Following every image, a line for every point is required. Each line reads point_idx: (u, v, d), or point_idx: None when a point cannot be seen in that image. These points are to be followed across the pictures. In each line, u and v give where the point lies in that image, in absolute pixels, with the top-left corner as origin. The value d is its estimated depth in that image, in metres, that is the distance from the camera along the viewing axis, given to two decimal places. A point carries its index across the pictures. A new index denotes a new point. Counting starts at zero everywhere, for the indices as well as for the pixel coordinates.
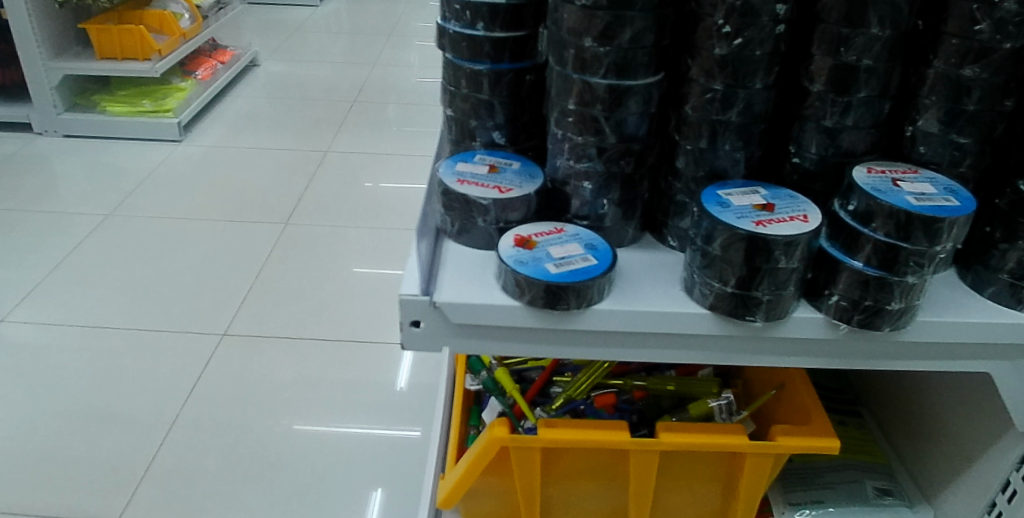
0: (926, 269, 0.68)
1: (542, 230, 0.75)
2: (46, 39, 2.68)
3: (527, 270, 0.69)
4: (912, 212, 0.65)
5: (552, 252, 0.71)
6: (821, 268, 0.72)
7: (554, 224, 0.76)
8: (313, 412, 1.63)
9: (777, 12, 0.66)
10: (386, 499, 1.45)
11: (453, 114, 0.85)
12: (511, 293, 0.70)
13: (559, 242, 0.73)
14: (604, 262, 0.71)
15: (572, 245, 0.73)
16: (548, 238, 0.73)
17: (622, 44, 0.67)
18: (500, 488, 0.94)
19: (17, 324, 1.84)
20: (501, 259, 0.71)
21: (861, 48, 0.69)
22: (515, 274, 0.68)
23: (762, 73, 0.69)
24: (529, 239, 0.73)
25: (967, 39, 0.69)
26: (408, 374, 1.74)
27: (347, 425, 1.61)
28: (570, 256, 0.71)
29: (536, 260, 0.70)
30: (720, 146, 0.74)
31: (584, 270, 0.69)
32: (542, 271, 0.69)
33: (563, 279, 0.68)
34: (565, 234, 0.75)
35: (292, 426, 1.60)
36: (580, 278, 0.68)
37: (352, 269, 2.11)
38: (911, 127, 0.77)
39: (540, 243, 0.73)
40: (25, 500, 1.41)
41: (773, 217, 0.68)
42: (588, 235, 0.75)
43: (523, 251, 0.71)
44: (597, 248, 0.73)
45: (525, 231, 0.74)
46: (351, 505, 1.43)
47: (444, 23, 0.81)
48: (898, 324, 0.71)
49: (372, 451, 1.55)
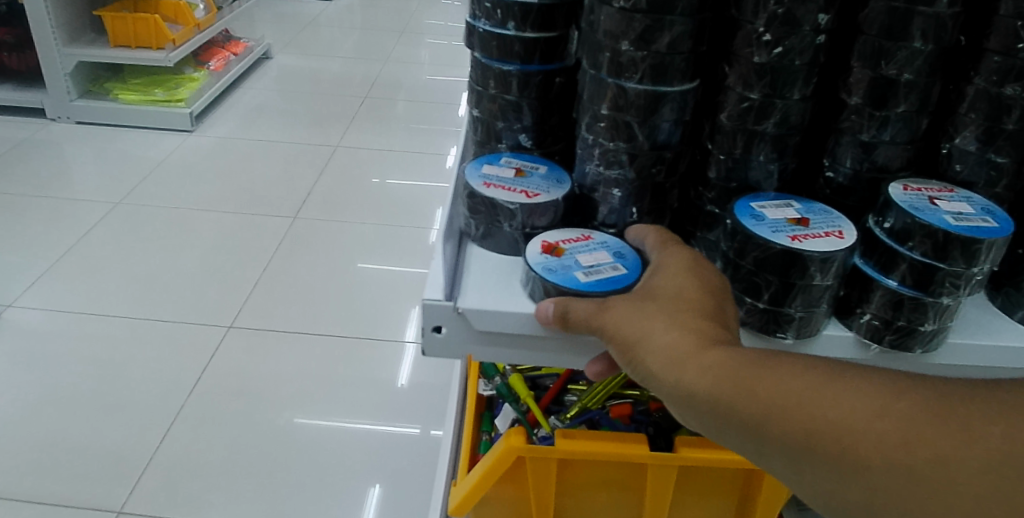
0: (962, 291, 0.66)
1: (573, 235, 0.74)
2: (61, 25, 2.68)
3: (556, 277, 0.67)
4: (951, 232, 0.63)
5: (583, 260, 0.69)
6: (854, 286, 0.70)
7: (581, 231, 0.75)
8: (316, 407, 1.61)
9: (819, 22, 0.64)
10: (385, 497, 1.44)
11: (480, 115, 0.83)
12: (536, 298, 0.68)
13: (587, 250, 0.71)
14: (636, 271, 0.69)
15: (606, 253, 0.71)
16: (578, 246, 0.71)
17: (660, 49, 0.66)
18: (512, 501, 0.91)
19: (24, 310, 1.83)
20: (528, 264, 0.69)
21: (902, 62, 0.67)
22: (543, 282, 0.66)
23: (800, 84, 0.68)
24: (557, 246, 0.72)
25: (1010, 56, 0.67)
26: (409, 372, 1.73)
27: (349, 421, 1.59)
28: (604, 265, 0.69)
29: (567, 267, 0.68)
30: (754, 157, 0.72)
31: (619, 279, 0.67)
32: (572, 279, 0.67)
33: (593, 288, 0.66)
34: (597, 240, 0.73)
35: (293, 420, 1.58)
36: (612, 287, 0.66)
37: (358, 264, 2.09)
38: (948, 144, 0.75)
39: (568, 250, 0.71)
40: (25, 487, 1.40)
41: (808, 232, 0.67)
42: (620, 241, 0.74)
43: (551, 258, 0.70)
44: (626, 256, 0.71)
45: (555, 237, 0.73)
46: (350, 502, 1.42)
47: (473, 21, 0.79)
48: (930, 346, 0.69)
49: (372, 449, 1.53)
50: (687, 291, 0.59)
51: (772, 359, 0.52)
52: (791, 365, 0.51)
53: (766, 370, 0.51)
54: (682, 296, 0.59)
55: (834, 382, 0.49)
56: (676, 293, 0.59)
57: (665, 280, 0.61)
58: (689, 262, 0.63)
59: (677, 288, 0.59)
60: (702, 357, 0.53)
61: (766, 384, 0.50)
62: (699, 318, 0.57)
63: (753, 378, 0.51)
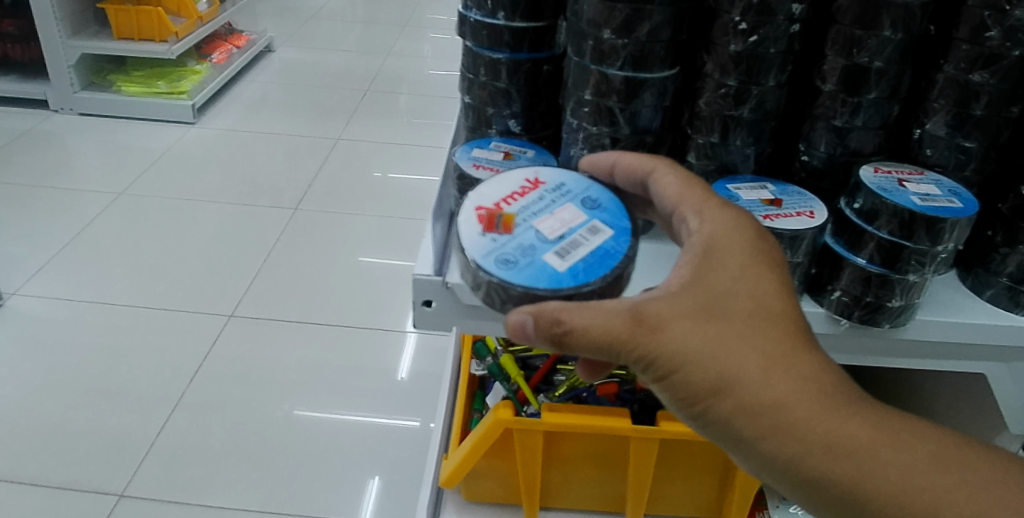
0: (927, 268, 0.69)
1: (516, 188, 0.70)
2: (64, 18, 2.72)
3: (527, 273, 0.62)
4: (916, 211, 0.66)
5: (545, 229, 0.65)
6: (825, 264, 0.74)
7: (525, 184, 0.70)
8: (315, 397, 1.65)
9: (793, 11, 0.67)
10: (383, 487, 1.48)
11: (471, 102, 0.86)
12: (499, 305, 0.63)
13: (539, 213, 0.67)
14: (607, 231, 0.66)
15: (567, 207, 0.68)
16: (530, 212, 0.66)
17: (640, 38, 0.69)
18: (501, 471, 0.96)
19: (28, 299, 1.87)
20: (479, 263, 0.63)
21: (873, 50, 0.70)
22: (510, 287, 0.61)
23: (775, 71, 0.71)
24: (506, 220, 0.66)
25: (977, 45, 0.70)
26: (409, 363, 1.77)
27: (346, 412, 1.62)
28: (574, 226, 0.66)
29: (534, 250, 0.64)
30: (731, 142, 0.75)
31: (602, 246, 0.64)
32: (548, 268, 0.62)
33: (580, 278, 0.61)
34: (549, 191, 0.70)
35: (293, 411, 1.61)
36: (597, 267, 0.62)
37: (359, 256, 2.13)
38: (919, 129, 0.78)
39: (520, 220, 0.66)
40: (30, 470, 1.45)
41: (780, 212, 0.70)
42: (577, 185, 0.71)
43: (509, 244, 0.64)
44: (588, 211, 0.68)
45: (496, 201, 0.69)
46: (349, 488, 1.46)
47: (465, 10, 0.82)
48: (898, 321, 0.72)
49: (369, 439, 1.57)
50: (764, 308, 0.57)
51: (849, 413, 0.54)
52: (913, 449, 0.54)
53: (889, 454, 0.54)
54: (755, 315, 0.56)
55: (910, 449, 0.54)
56: (753, 312, 0.56)
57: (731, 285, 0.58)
58: (744, 255, 0.59)
59: (755, 307, 0.57)
60: (818, 424, 0.54)
61: (891, 471, 0.53)
62: (794, 357, 0.55)
63: (860, 448, 0.54)
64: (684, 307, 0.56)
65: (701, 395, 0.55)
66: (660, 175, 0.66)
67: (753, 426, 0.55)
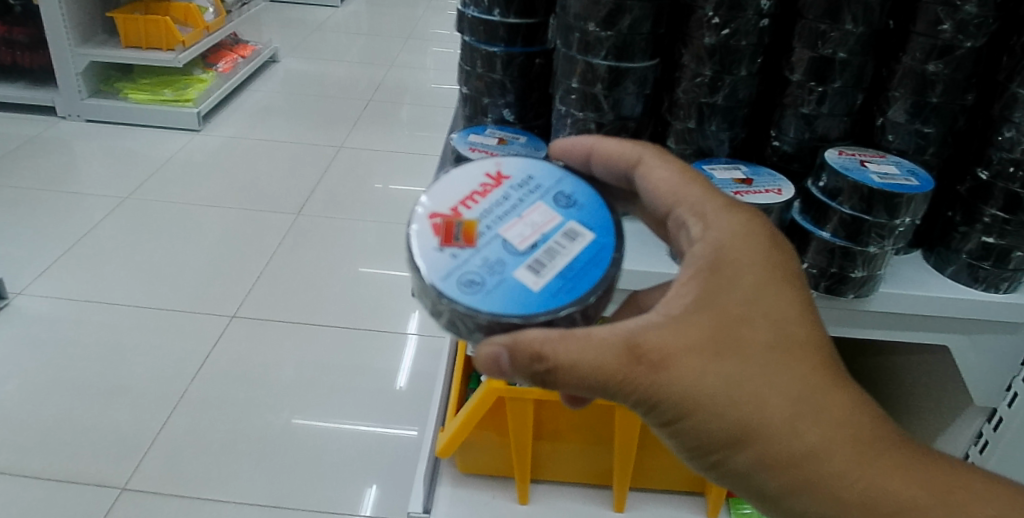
0: (887, 241, 0.77)
1: (477, 189, 0.69)
2: (74, 26, 2.80)
3: (495, 297, 0.61)
4: (874, 187, 0.74)
5: (513, 238, 0.65)
6: (794, 238, 0.83)
7: (489, 182, 0.70)
8: (315, 398, 1.70)
9: (761, 7, 0.76)
10: (379, 495, 1.49)
11: (468, 93, 0.93)
12: (467, 333, 0.62)
13: (504, 220, 0.66)
14: (584, 238, 0.66)
15: (534, 207, 0.68)
16: (494, 219, 0.66)
17: (621, 30, 0.77)
18: (495, 440, 1.04)
19: (35, 298, 1.93)
20: (442, 288, 0.62)
21: (836, 42, 0.78)
22: (477, 314, 0.60)
23: (746, 61, 0.79)
24: (467, 233, 0.65)
25: (932, 37, 0.78)
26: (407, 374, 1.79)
27: (344, 421, 1.65)
28: (545, 231, 0.66)
29: (502, 267, 0.63)
30: (707, 128, 0.83)
31: (577, 252, 0.64)
32: (519, 286, 0.62)
33: (555, 301, 0.61)
34: (514, 188, 0.69)
35: (292, 419, 1.64)
36: (573, 284, 0.62)
37: (358, 268, 2.15)
38: (882, 118, 0.86)
39: (483, 230, 0.65)
40: (34, 463, 1.50)
41: (750, 189, 0.79)
42: (547, 178, 0.71)
43: (474, 261, 0.64)
44: (561, 214, 0.68)
45: (456, 208, 0.68)
46: (345, 483, 1.51)
47: (463, 7, 0.89)
48: (861, 292, 0.81)
49: (365, 442, 1.61)
50: (777, 339, 0.59)
51: (853, 448, 0.59)
52: (911, 478, 0.60)
53: (890, 485, 0.59)
54: (768, 349, 0.58)
55: (904, 475, 0.60)
56: (766, 345, 0.58)
57: (743, 312, 0.59)
58: (753, 275, 0.60)
59: (766, 339, 0.58)
60: (825, 461, 0.58)
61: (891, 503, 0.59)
62: (806, 392, 0.58)
63: (864, 481, 0.59)
64: (693, 340, 0.57)
65: (712, 431, 0.58)
66: (650, 174, 0.69)
67: (762, 462, 0.59)
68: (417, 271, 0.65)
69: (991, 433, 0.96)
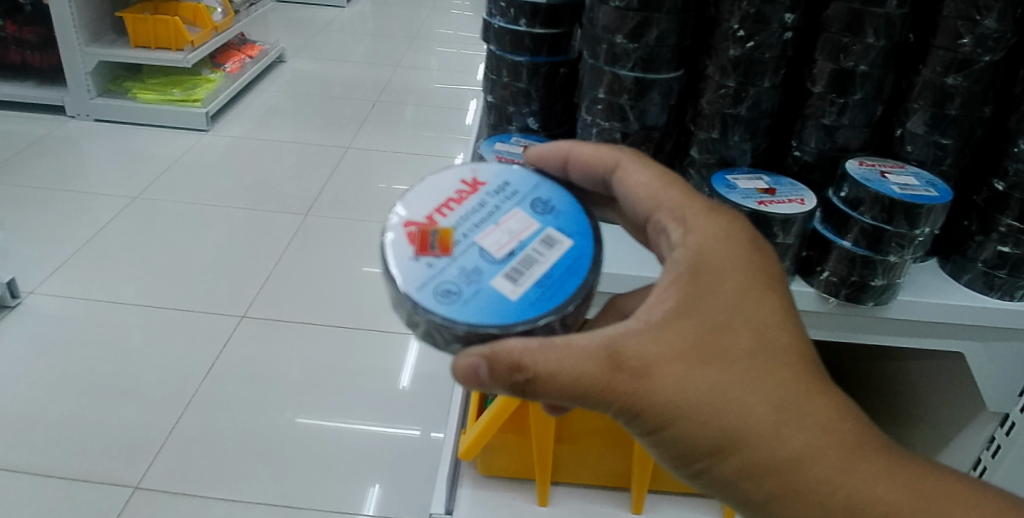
0: (907, 250, 0.79)
1: (454, 196, 0.71)
2: (83, 25, 2.81)
3: (472, 306, 0.62)
4: (895, 198, 0.76)
5: (489, 246, 0.66)
6: (815, 247, 0.85)
7: (465, 190, 0.71)
8: (321, 399, 1.71)
9: (786, 20, 0.78)
10: (386, 495, 1.51)
11: (494, 101, 0.96)
12: (445, 343, 0.63)
13: (479, 228, 0.68)
14: (560, 245, 0.67)
15: (510, 214, 0.69)
16: (470, 227, 0.67)
17: (648, 42, 0.80)
18: (515, 445, 1.06)
19: (45, 298, 1.95)
20: (418, 298, 0.63)
21: (858, 54, 0.80)
22: (454, 325, 0.62)
23: (769, 73, 0.81)
24: (442, 242, 0.67)
25: (952, 50, 0.80)
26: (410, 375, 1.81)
27: (348, 423, 1.66)
28: (522, 239, 0.67)
29: (478, 276, 0.64)
30: (730, 137, 0.86)
31: (555, 259, 0.66)
32: (495, 295, 0.63)
33: (533, 311, 0.63)
34: (490, 195, 0.71)
35: (294, 418, 1.66)
36: (550, 292, 0.64)
37: (362, 269, 2.17)
38: (901, 128, 0.88)
39: (458, 239, 0.67)
40: (46, 462, 1.51)
41: (774, 198, 0.80)
42: (523, 185, 0.72)
43: (449, 270, 0.65)
44: (536, 220, 0.69)
45: (431, 216, 0.69)
46: (354, 484, 1.53)
47: (490, 18, 0.93)
48: (881, 300, 0.83)
49: (370, 447, 1.61)
50: (756, 345, 0.61)
51: (835, 450, 0.61)
52: (893, 478, 0.62)
53: (874, 487, 0.61)
54: (748, 355, 0.60)
55: (887, 475, 0.61)
56: (746, 352, 0.60)
57: (722, 318, 0.61)
58: (729, 281, 0.62)
59: (745, 344, 0.60)
60: (807, 464, 0.60)
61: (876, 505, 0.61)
62: (785, 396, 0.60)
63: (846, 483, 0.60)
64: (671, 347, 0.59)
65: (693, 438, 0.59)
66: (626, 179, 0.70)
67: (745, 468, 0.60)
68: (393, 281, 0.66)
69: (1005, 437, 0.98)
